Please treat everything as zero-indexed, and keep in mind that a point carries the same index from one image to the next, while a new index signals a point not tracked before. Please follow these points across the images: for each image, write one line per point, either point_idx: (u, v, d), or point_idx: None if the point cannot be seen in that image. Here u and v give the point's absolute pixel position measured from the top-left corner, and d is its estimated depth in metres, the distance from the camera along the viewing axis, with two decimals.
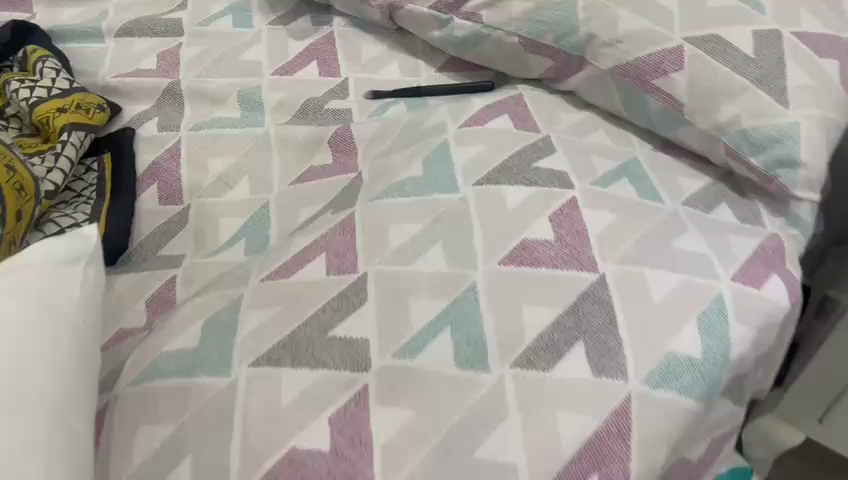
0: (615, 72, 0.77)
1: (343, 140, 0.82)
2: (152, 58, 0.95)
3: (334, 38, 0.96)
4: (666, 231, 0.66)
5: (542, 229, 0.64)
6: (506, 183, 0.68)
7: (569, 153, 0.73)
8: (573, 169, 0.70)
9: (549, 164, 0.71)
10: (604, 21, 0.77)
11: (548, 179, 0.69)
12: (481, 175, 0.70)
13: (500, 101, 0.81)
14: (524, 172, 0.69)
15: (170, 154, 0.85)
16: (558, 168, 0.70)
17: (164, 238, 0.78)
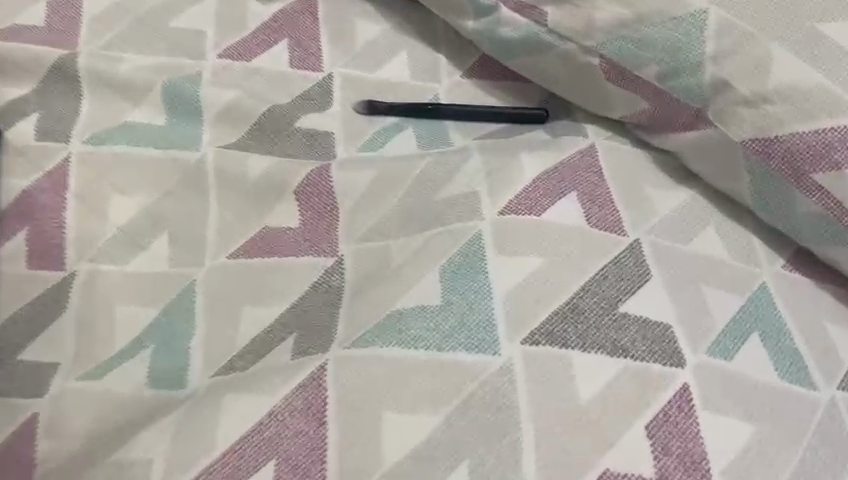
0: (750, 145, 0.49)
1: (318, 193, 0.54)
2: (40, 9, 0.64)
3: (317, 6, 0.65)
4: (825, 460, 0.42)
5: (636, 458, 0.39)
6: (576, 347, 0.42)
7: (670, 281, 0.47)
8: (681, 322, 0.44)
9: (643, 310, 0.44)
10: (745, 61, 0.48)
11: (643, 348, 0.43)
12: (536, 323, 0.43)
13: (564, 161, 0.52)
14: (604, 330, 0.43)
15: (52, 181, 0.56)
16: (656, 317, 0.44)
17: (29, 331, 0.51)
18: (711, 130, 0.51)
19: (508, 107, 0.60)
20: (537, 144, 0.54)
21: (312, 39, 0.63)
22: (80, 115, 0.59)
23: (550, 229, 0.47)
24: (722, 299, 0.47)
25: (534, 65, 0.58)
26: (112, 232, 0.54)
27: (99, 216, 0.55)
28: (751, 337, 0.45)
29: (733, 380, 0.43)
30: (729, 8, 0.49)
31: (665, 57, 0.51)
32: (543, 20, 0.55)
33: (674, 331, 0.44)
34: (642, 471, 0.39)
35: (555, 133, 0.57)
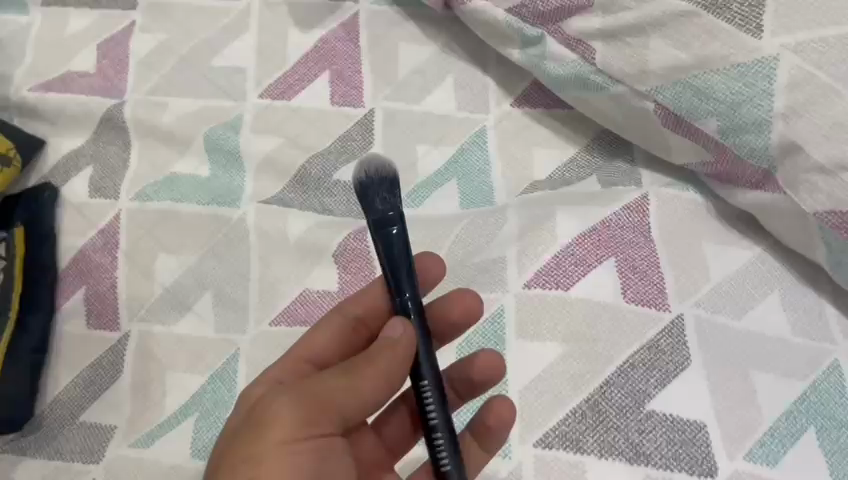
0: (825, 221, 0.42)
1: (356, 258, 0.54)
2: (90, 50, 0.64)
3: (359, 28, 0.61)
4: None
5: None
6: (590, 448, 0.40)
7: (710, 365, 0.43)
8: (719, 414, 0.41)
9: (676, 400, 0.41)
10: (820, 120, 0.41)
11: (671, 452, 0.40)
12: (551, 420, 0.41)
13: (612, 220, 0.48)
14: (624, 424, 0.41)
15: (103, 239, 0.57)
16: (690, 416, 0.41)
17: (90, 393, 0.54)
18: (779, 195, 0.44)
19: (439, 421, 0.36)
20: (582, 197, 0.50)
21: (353, 68, 0.60)
22: (129, 170, 0.59)
23: (577, 310, 0.44)
24: (775, 391, 0.42)
25: (586, 103, 0.52)
26: (159, 292, 0.56)
27: (147, 276, 0.56)
28: (803, 434, 0.41)
29: None
30: (806, 55, 0.42)
31: (726, 111, 0.44)
32: (592, 59, 0.49)
33: (708, 433, 0.40)
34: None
35: (612, 183, 0.51)
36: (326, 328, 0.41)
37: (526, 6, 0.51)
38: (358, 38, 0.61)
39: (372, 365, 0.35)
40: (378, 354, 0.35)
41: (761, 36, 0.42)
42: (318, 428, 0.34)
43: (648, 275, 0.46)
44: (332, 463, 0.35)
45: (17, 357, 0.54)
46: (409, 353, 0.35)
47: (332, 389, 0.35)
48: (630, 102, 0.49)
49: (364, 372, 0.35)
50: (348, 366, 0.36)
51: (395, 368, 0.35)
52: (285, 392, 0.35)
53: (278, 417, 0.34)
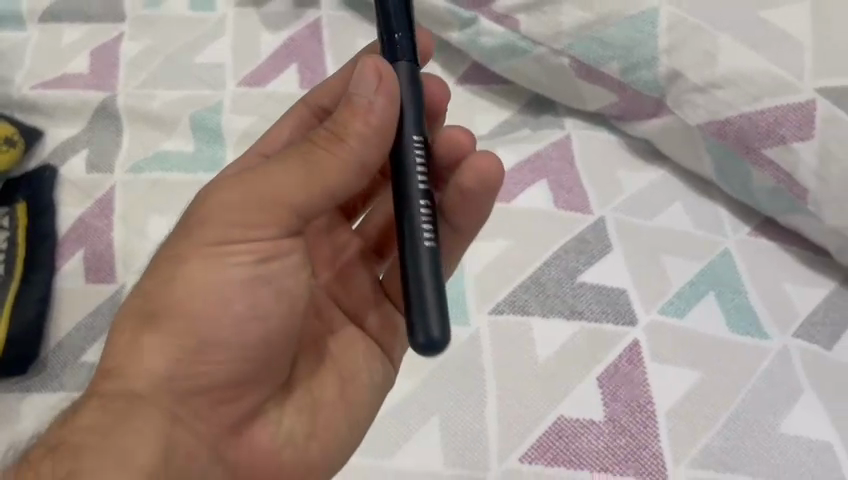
0: (709, 130, 0.53)
1: None
2: (83, 56, 0.72)
3: (322, 29, 0.72)
4: (773, 398, 0.46)
5: (587, 399, 0.46)
6: (534, 311, 0.49)
7: (626, 249, 0.52)
8: (635, 281, 0.51)
9: (600, 274, 0.51)
10: (695, 52, 0.53)
11: (598, 309, 0.49)
12: (501, 294, 0.50)
13: (541, 151, 0.58)
14: (560, 293, 0.50)
15: (100, 207, 0.65)
16: (613, 284, 0.50)
17: (90, 336, 0.60)
18: (671, 117, 0.56)
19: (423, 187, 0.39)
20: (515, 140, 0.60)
21: (318, 60, 0.70)
22: (122, 150, 0.67)
23: (516, 217, 0.54)
24: (682, 267, 0.52)
25: (515, 69, 0.62)
26: (152, 247, 0.63)
27: (140, 235, 0.63)
28: (705, 295, 0.50)
29: (683, 337, 0.48)
30: (681, 4, 0.54)
31: (626, 56, 0.56)
32: (518, 28, 0.59)
33: (627, 296, 0.50)
34: (592, 415, 0.46)
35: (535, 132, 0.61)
36: (287, 130, 0.51)
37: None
38: (321, 37, 0.71)
39: (319, 159, 0.40)
40: (340, 128, 0.40)
41: None
42: (265, 225, 0.40)
43: (572, 189, 0.56)
44: (277, 259, 0.42)
45: (23, 308, 0.60)
46: (380, 119, 0.39)
47: (276, 185, 0.39)
48: (549, 60, 0.59)
49: (313, 160, 0.40)
50: (304, 152, 0.40)
51: (359, 134, 0.40)
52: (227, 185, 0.40)
53: (215, 217, 0.40)
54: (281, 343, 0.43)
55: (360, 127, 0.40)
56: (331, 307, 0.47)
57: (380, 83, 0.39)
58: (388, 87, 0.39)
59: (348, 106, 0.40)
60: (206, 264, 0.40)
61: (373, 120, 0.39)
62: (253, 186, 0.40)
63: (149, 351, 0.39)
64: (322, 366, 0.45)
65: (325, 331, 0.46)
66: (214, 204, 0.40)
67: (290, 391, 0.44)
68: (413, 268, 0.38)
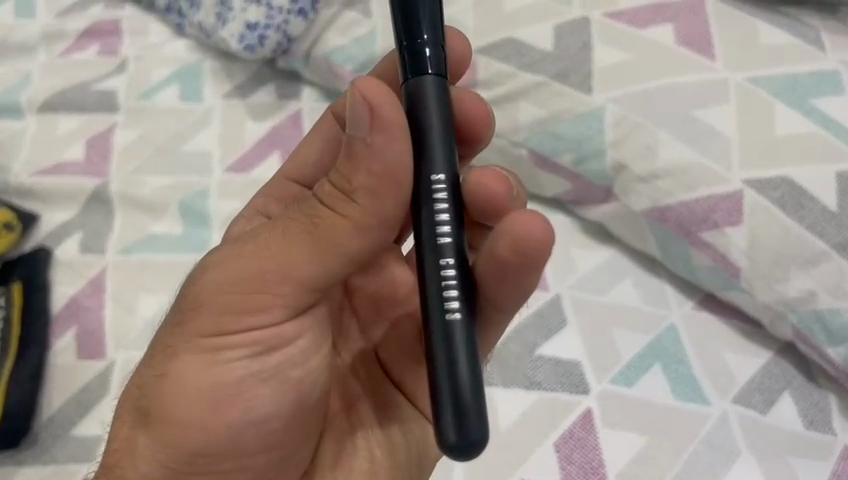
0: (651, 216, 0.59)
1: None
2: (78, 145, 0.77)
3: (303, 119, 0.78)
4: (709, 461, 0.53)
5: (545, 464, 0.53)
6: (500, 384, 0.56)
7: (582, 325, 0.58)
8: (589, 355, 0.57)
9: (557, 349, 0.57)
10: (637, 147, 0.59)
11: (556, 381, 0.56)
12: None
13: None
14: (522, 366, 0.56)
15: (92, 286, 0.69)
16: (567, 357, 0.57)
17: (80, 410, 0.64)
18: (619, 203, 0.61)
19: (449, 241, 0.36)
20: None
21: (299, 148, 0.76)
22: (114, 232, 0.72)
23: None
24: (630, 341, 0.58)
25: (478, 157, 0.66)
26: (141, 325, 0.67)
27: (130, 314, 0.68)
28: (651, 367, 0.57)
29: (630, 405, 0.55)
30: (622, 103, 0.60)
31: (576, 149, 0.62)
32: None
33: (580, 367, 0.56)
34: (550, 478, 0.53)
35: None
36: (314, 146, 0.53)
37: None
38: (301, 126, 0.77)
39: (327, 225, 0.38)
40: (343, 180, 0.37)
41: (591, 93, 0.61)
42: (258, 312, 0.43)
43: None
44: (273, 345, 0.44)
45: (17, 385, 0.64)
46: (383, 161, 0.36)
47: (283, 255, 0.40)
48: (508, 151, 0.64)
49: (320, 220, 0.39)
50: (316, 205, 0.39)
51: (365, 190, 0.37)
52: (229, 261, 0.42)
53: (207, 300, 0.43)
54: (284, 421, 0.46)
55: (364, 180, 0.37)
56: (372, 365, 0.52)
57: (386, 119, 0.35)
58: (382, 123, 0.35)
59: (349, 149, 0.37)
60: (202, 357, 0.43)
61: (388, 165, 0.36)
62: (260, 256, 0.41)
63: (141, 446, 0.44)
64: (354, 428, 0.50)
65: (362, 394, 0.51)
66: (215, 282, 0.42)
67: (313, 472, 0.49)
68: (439, 342, 0.35)
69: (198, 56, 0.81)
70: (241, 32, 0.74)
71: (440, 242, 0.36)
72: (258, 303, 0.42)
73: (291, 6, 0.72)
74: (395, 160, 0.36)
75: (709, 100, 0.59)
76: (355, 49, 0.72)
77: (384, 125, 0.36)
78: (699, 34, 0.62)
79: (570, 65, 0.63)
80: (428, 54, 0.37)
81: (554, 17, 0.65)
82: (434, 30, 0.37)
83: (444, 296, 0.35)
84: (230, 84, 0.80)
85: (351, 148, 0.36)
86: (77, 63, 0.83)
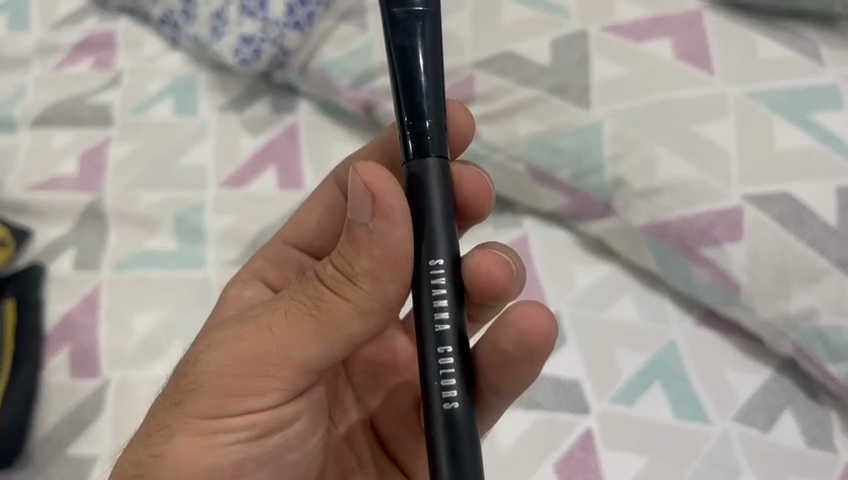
0: (650, 231, 0.59)
1: None
2: (72, 160, 0.77)
3: (299, 133, 0.77)
4: None
5: None
6: None
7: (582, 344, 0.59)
8: (589, 374, 0.57)
9: (557, 368, 0.57)
10: (636, 162, 0.59)
11: (556, 401, 0.56)
12: None
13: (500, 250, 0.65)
14: None
15: (86, 303, 0.68)
16: (567, 375, 0.57)
17: (74, 429, 0.63)
18: (617, 219, 0.61)
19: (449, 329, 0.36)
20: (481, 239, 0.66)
21: (295, 162, 0.75)
22: (108, 248, 0.71)
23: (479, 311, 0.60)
24: (630, 358, 0.58)
25: None
26: (137, 343, 0.66)
27: (125, 332, 0.67)
28: (652, 385, 0.57)
29: (631, 425, 0.55)
30: (621, 118, 0.60)
31: (574, 164, 0.61)
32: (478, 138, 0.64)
33: (580, 385, 0.57)
34: None
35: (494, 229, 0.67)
36: (313, 213, 0.55)
37: None
38: (298, 139, 0.77)
39: (329, 308, 0.39)
40: (346, 265, 0.38)
41: (590, 108, 0.61)
42: (256, 396, 0.42)
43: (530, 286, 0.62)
44: (269, 422, 0.44)
45: (10, 404, 0.63)
46: (385, 248, 0.36)
47: (286, 338, 0.40)
48: (506, 165, 0.64)
49: (322, 305, 0.39)
50: (318, 288, 0.39)
51: (368, 273, 0.37)
52: (230, 342, 0.41)
53: (207, 383, 0.42)
54: None
55: (366, 265, 0.37)
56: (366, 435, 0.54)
57: (384, 205, 0.36)
58: (384, 210, 0.36)
59: (350, 233, 0.37)
60: (199, 439, 0.43)
61: (389, 252, 0.36)
62: (262, 339, 0.41)
63: None
64: None
65: (356, 467, 0.53)
66: (216, 365, 0.42)
67: None
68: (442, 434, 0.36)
69: (193, 69, 0.81)
70: (236, 46, 0.74)
71: (439, 330, 0.36)
72: (258, 384, 0.42)
73: (286, 19, 0.72)
74: (397, 248, 0.36)
75: (708, 115, 0.59)
76: (351, 62, 0.72)
77: (384, 212, 0.36)
78: (696, 49, 0.61)
79: (567, 79, 0.62)
80: (430, 138, 0.37)
81: (550, 30, 0.64)
82: (437, 124, 0.37)
83: (444, 385, 0.36)
84: (225, 97, 0.79)
85: (351, 235, 0.37)
86: (71, 76, 0.82)
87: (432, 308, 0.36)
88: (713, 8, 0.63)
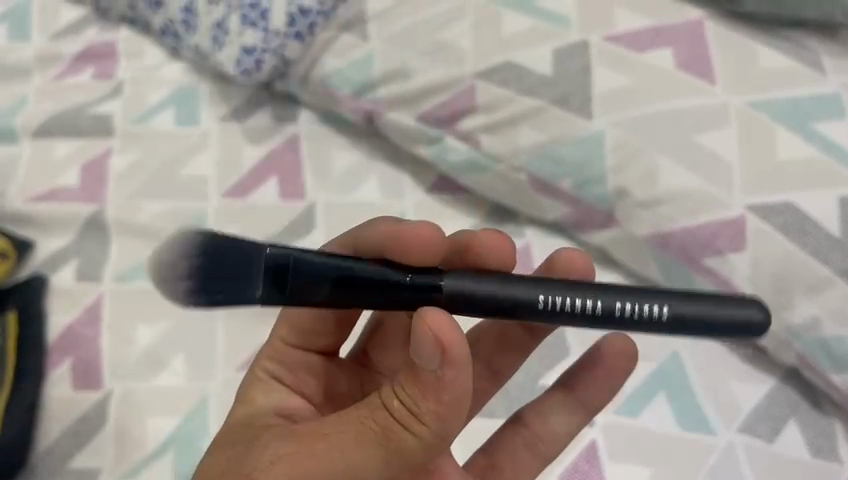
0: (651, 241, 0.60)
1: None
2: (73, 171, 0.76)
3: (301, 142, 0.77)
4: None
5: None
6: None
7: None
8: None
9: None
10: (638, 172, 0.59)
11: None
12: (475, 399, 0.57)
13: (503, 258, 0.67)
14: None
15: (88, 314, 0.68)
16: None
17: (77, 442, 0.63)
18: (619, 228, 0.62)
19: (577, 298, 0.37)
20: None
21: (297, 171, 0.75)
22: (110, 259, 0.71)
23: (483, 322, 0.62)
24: (632, 370, 0.58)
25: (479, 181, 0.68)
26: (138, 354, 0.66)
27: (127, 343, 0.67)
28: (655, 396, 0.57)
29: (635, 435, 0.55)
30: (623, 128, 0.60)
31: (576, 174, 0.61)
32: (480, 146, 0.66)
33: None
34: None
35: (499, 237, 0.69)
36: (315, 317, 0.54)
37: (425, 114, 0.68)
38: (299, 149, 0.77)
39: (398, 441, 0.38)
40: (417, 399, 0.38)
41: (591, 118, 0.61)
42: None
43: None
44: None
45: (12, 416, 0.63)
46: (452, 392, 0.37)
47: (351, 462, 0.39)
48: (509, 177, 0.65)
49: (390, 435, 0.38)
50: (389, 420, 0.39)
51: (435, 415, 0.38)
52: (292, 463, 0.40)
53: None
54: None
55: (434, 406, 0.37)
56: None
57: (452, 357, 0.36)
58: (453, 359, 0.36)
59: (414, 374, 0.38)
60: None
61: (454, 398, 0.37)
62: (325, 459, 0.39)
63: None
64: None
65: None
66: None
67: None
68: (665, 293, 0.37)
69: (194, 80, 0.81)
70: (238, 57, 0.74)
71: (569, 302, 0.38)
72: None
73: (287, 29, 0.72)
74: (461, 392, 0.37)
75: (711, 125, 0.59)
76: (351, 71, 0.71)
77: (454, 362, 0.36)
78: (696, 60, 0.61)
79: (568, 89, 0.62)
80: (388, 271, 0.40)
81: (552, 40, 0.65)
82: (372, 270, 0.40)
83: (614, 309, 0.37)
84: (227, 108, 0.79)
85: (422, 374, 0.37)
86: (72, 87, 0.82)
87: (566, 310, 0.37)
88: (714, 17, 0.63)
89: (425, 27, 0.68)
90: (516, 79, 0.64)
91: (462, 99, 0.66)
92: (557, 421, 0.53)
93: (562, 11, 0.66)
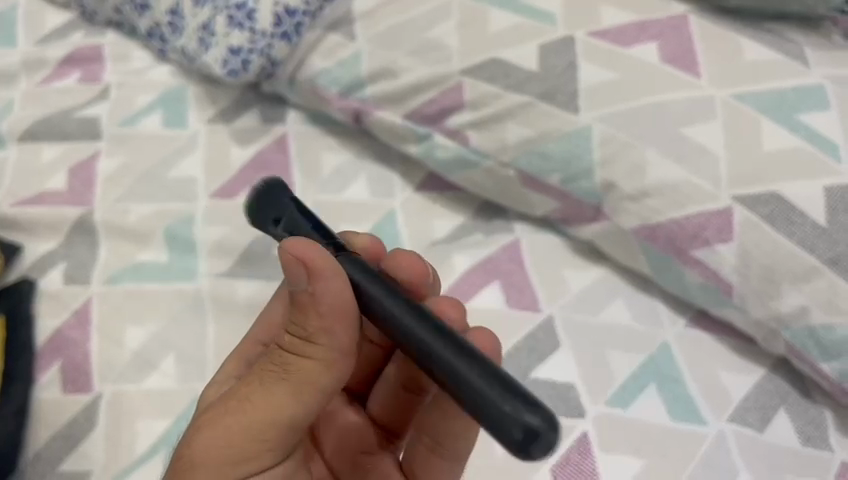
0: (641, 234, 0.60)
1: None
2: (61, 174, 0.76)
3: (289, 142, 0.77)
4: None
5: None
6: None
7: (574, 345, 0.59)
8: (584, 377, 0.57)
9: (549, 372, 0.57)
10: (625, 165, 0.59)
11: (551, 403, 0.56)
12: None
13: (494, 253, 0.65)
14: None
15: (77, 317, 0.68)
16: (562, 379, 0.57)
17: (66, 445, 0.62)
18: (609, 221, 0.62)
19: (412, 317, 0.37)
20: (476, 243, 0.67)
21: (286, 171, 0.75)
22: (99, 261, 0.71)
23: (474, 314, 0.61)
24: (624, 361, 0.58)
25: (468, 178, 0.68)
26: (128, 356, 0.66)
27: (117, 345, 0.66)
28: (646, 387, 0.57)
29: (627, 426, 0.55)
30: (609, 122, 0.60)
31: (564, 169, 0.62)
32: (468, 143, 0.66)
33: (575, 389, 0.56)
34: None
35: (488, 234, 0.69)
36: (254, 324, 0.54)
37: (414, 112, 0.68)
38: (287, 150, 0.77)
39: (297, 364, 0.41)
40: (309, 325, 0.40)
41: (578, 112, 0.61)
42: (254, 459, 0.43)
43: (524, 288, 0.62)
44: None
45: None
46: (330, 306, 0.39)
47: (266, 404, 0.41)
48: (497, 172, 0.65)
49: (292, 369, 0.41)
50: (283, 354, 0.42)
51: (321, 329, 0.40)
52: (215, 424, 0.42)
53: (202, 461, 0.42)
54: None
55: (316, 320, 0.40)
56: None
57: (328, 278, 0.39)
58: (319, 274, 0.39)
59: (294, 301, 0.41)
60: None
61: (338, 315, 0.40)
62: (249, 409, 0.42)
63: None
64: None
65: None
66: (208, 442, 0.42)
67: None
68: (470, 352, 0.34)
69: (182, 83, 0.81)
70: (224, 57, 0.73)
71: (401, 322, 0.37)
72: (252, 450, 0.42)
73: (274, 30, 0.71)
74: (339, 300, 0.39)
75: (697, 117, 0.59)
76: (339, 71, 0.71)
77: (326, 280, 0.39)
78: (683, 52, 0.62)
79: (556, 84, 0.63)
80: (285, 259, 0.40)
81: (539, 36, 0.65)
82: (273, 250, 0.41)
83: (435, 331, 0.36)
84: (215, 109, 0.79)
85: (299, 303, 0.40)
86: (60, 91, 0.82)
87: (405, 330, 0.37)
88: (699, 12, 0.64)
89: (411, 25, 0.69)
90: (504, 76, 0.64)
91: (449, 96, 0.66)
92: (443, 429, 0.50)
93: (549, 9, 0.66)
